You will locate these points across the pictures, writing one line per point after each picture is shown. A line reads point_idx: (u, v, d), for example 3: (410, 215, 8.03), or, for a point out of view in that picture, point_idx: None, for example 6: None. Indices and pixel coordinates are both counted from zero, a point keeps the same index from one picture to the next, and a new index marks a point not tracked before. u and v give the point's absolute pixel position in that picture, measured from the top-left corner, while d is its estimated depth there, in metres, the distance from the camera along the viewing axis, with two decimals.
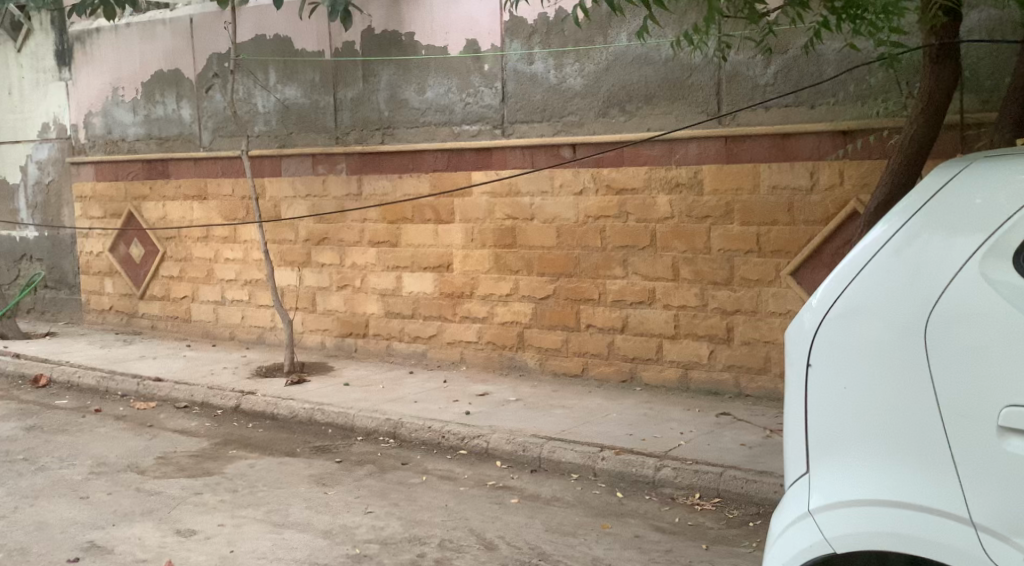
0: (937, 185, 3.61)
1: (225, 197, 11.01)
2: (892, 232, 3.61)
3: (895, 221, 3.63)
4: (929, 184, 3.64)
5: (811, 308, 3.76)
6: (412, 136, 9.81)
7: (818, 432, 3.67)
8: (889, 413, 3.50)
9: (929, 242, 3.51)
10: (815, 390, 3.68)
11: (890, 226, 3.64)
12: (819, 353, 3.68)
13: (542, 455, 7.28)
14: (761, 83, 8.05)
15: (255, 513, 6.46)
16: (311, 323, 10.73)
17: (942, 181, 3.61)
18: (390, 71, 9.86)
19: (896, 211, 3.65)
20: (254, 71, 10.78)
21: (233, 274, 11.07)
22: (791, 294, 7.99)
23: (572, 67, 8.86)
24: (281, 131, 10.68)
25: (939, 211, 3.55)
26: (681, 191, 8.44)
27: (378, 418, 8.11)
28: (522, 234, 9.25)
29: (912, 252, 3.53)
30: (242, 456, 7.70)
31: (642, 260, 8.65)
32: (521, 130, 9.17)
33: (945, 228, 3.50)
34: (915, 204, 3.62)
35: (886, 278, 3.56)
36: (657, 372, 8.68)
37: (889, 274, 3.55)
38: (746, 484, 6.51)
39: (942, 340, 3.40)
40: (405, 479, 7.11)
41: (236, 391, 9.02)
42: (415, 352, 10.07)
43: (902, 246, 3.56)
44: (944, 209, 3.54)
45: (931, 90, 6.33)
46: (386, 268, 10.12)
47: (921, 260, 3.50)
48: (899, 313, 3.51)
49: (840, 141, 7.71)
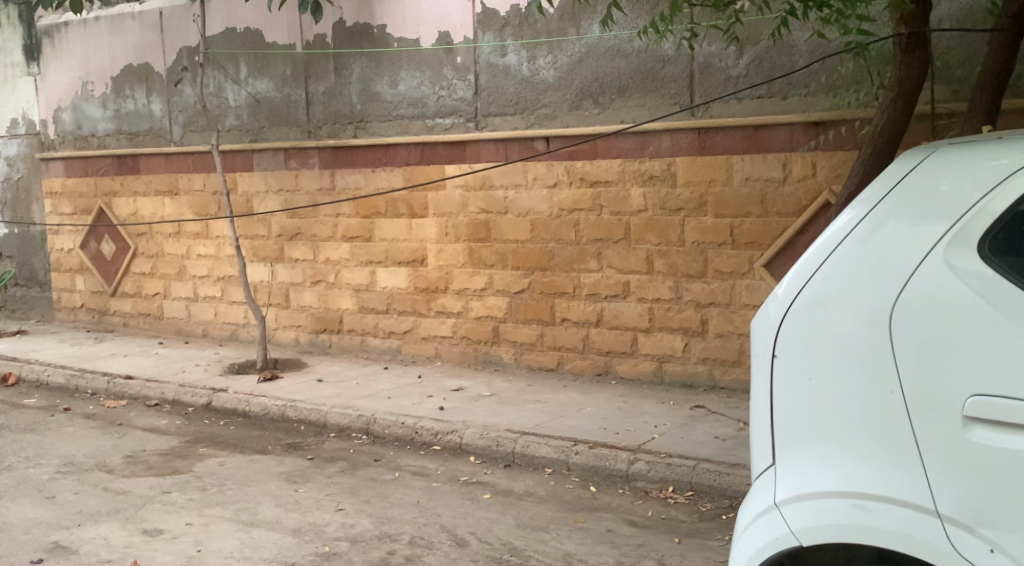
0: (902, 173, 3.57)
1: (196, 192, 10.90)
2: (857, 221, 3.57)
3: (859, 210, 3.59)
4: (894, 172, 3.60)
5: (777, 298, 3.71)
6: (385, 130, 9.72)
7: (783, 424, 3.62)
8: (854, 404, 3.45)
9: (894, 230, 3.47)
10: (780, 382, 3.64)
11: (854, 215, 3.59)
12: (785, 344, 3.63)
13: (515, 450, 7.22)
14: (733, 75, 8.00)
15: (224, 511, 6.37)
16: (285, 319, 10.64)
17: (907, 169, 3.57)
18: (362, 63, 9.77)
19: (861, 200, 3.60)
20: (225, 65, 10.67)
21: (206, 270, 10.96)
22: (764, 286, 7.96)
23: (545, 59, 8.79)
24: (253, 125, 10.58)
25: (904, 199, 3.50)
26: (655, 184, 8.39)
27: (350, 414, 8.03)
28: (496, 228, 9.18)
29: (877, 241, 3.49)
30: (212, 454, 7.60)
31: (616, 253, 8.60)
32: (494, 123, 9.10)
33: (910, 217, 3.46)
34: (879, 192, 3.58)
35: (850, 268, 3.51)
36: (632, 365, 8.63)
37: (854, 263, 3.51)
38: (719, 478, 6.48)
39: (907, 330, 3.36)
40: (377, 476, 7.03)
41: (208, 389, 8.92)
42: (389, 347, 10.00)
43: (867, 235, 3.52)
44: (908, 197, 3.49)
45: (902, 80, 6.29)
46: (359, 263, 10.03)
47: (885, 249, 3.46)
48: (864, 303, 3.46)
49: (813, 132, 7.68)
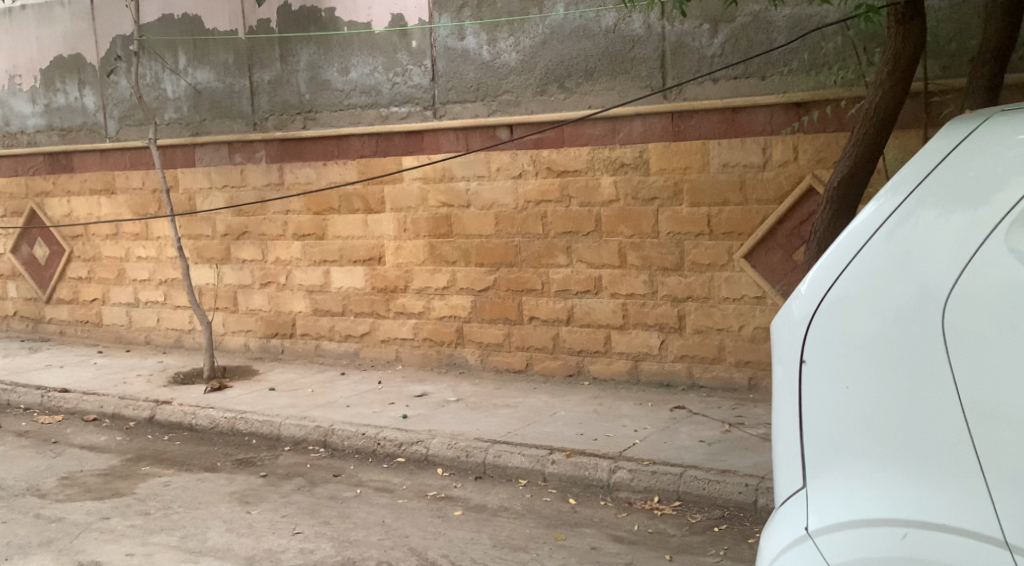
0: (945, 151, 3.07)
1: (134, 191, 10.23)
2: (893, 205, 3.07)
3: (896, 191, 3.09)
4: (934, 149, 3.10)
5: (800, 295, 3.22)
6: (335, 120, 9.13)
7: (813, 439, 3.12)
8: (896, 416, 2.95)
9: (938, 214, 2.98)
10: (808, 391, 3.14)
11: (888, 198, 3.10)
12: (815, 347, 3.14)
13: (487, 461, 6.70)
14: (708, 54, 7.54)
15: (168, 539, 5.78)
16: (233, 324, 10.02)
17: (949, 146, 3.08)
18: (309, 50, 9.17)
19: (897, 180, 3.11)
20: (162, 53, 10.01)
21: (147, 274, 10.30)
22: (744, 278, 7.52)
23: (506, 42, 8.27)
24: (193, 118, 9.94)
25: (950, 177, 3.01)
26: (626, 172, 7.90)
27: (306, 426, 7.45)
28: (457, 223, 8.65)
29: (920, 227, 2.99)
30: (156, 473, 6.99)
31: (586, 246, 8.10)
32: (453, 111, 8.57)
33: (957, 199, 2.97)
34: (919, 172, 3.08)
35: (888, 258, 3.02)
36: (606, 365, 8.16)
37: (892, 254, 3.02)
38: (708, 486, 5.98)
39: (960, 328, 2.86)
40: (337, 493, 6.47)
41: (151, 401, 8.28)
42: (346, 352, 9.42)
43: (905, 221, 3.02)
44: (954, 176, 3.00)
45: (897, 52, 5.78)
46: (312, 262, 9.44)
47: (929, 236, 2.97)
48: (907, 299, 2.96)
49: (794, 114, 7.22)
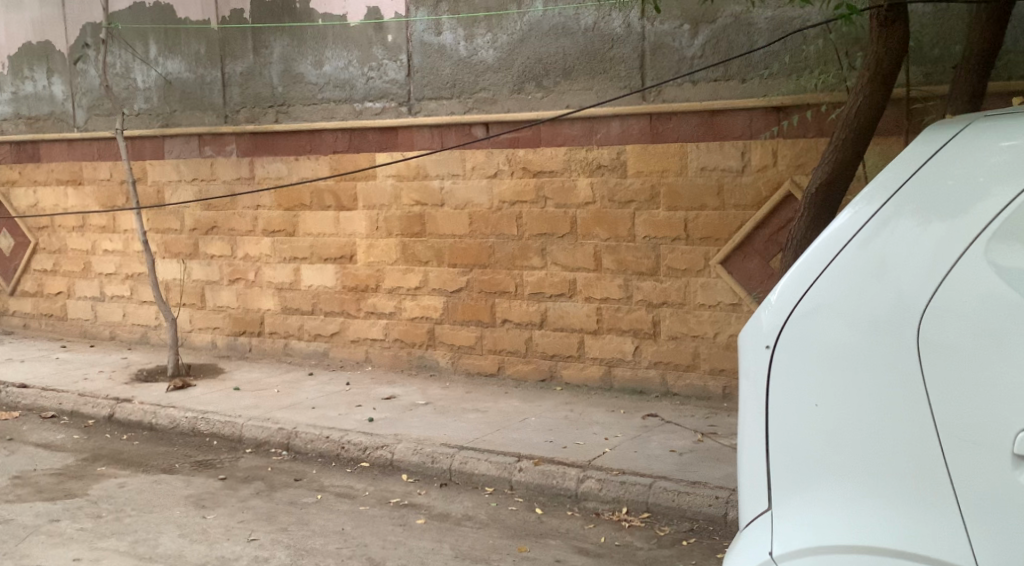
0: (925, 157, 2.91)
1: (102, 182, 10.01)
2: (869, 213, 2.91)
3: (873, 197, 2.93)
4: (913, 155, 2.94)
5: (770, 304, 3.05)
6: (308, 114, 8.93)
7: (780, 457, 2.94)
8: (867, 436, 2.78)
9: (917, 223, 2.82)
10: (775, 406, 2.97)
11: (864, 205, 2.93)
12: (784, 360, 2.96)
13: (452, 467, 6.52)
14: (688, 55, 7.38)
15: (118, 544, 5.57)
16: (200, 320, 9.82)
17: (930, 152, 2.92)
18: (283, 42, 8.97)
19: (875, 187, 2.94)
20: (133, 42, 9.79)
21: (113, 267, 10.08)
22: (721, 284, 7.36)
23: (483, 38, 8.10)
24: (163, 109, 9.72)
25: (930, 185, 2.85)
26: (602, 173, 7.73)
27: (268, 428, 7.25)
28: (431, 222, 8.47)
29: (898, 235, 2.83)
30: (112, 474, 6.78)
31: (561, 249, 7.93)
32: (429, 108, 8.39)
33: (937, 208, 2.80)
34: (898, 178, 2.92)
35: (862, 268, 2.86)
36: (578, 370, 7.99)
37: (867, 264, 2.85)
38: (678, 498, 5.82)
39: (938, 344, 2.69)
40: (297, 498, 6.28)
41: (111, 399, 8.07)
42: (315, 351, 9.23)
43: (883, 230, 2.86)
44: (935, 183, 2.84)
45: (878, 58, 5.61)
46: (282, 259, 9.24)
47: (906, 246, 2.81)
48: (883, 311, 2.80)
49: (774, 118, 7.07)
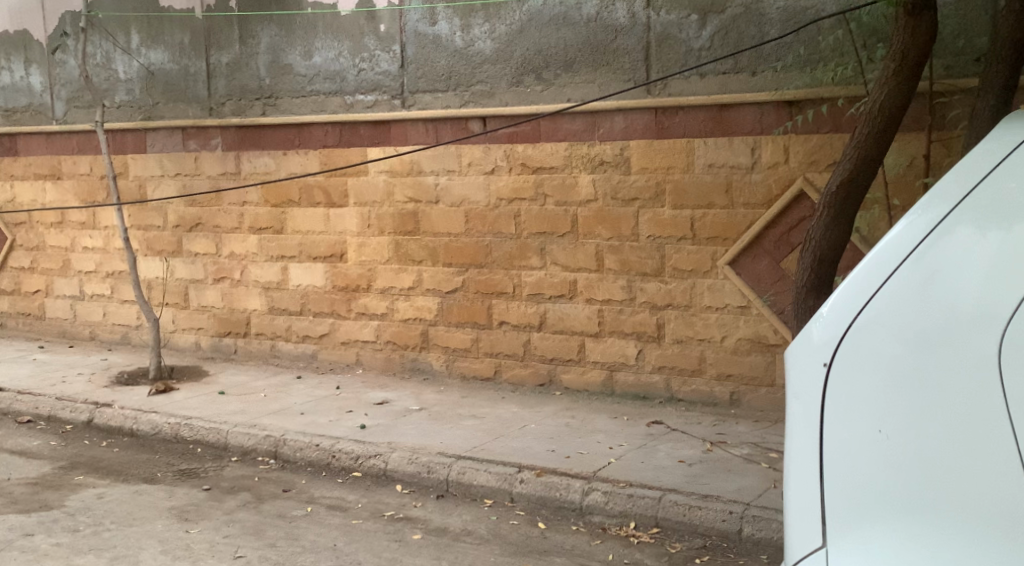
0: (990, 163, 2.71)
1: (82, 177, 9.64)
2: (931, 220, 2.73)
3: (934, 205, 2.75)
4: (976, 160, 2.74)
5: (822, 318, 2.89)
6: (297, 107, 8.59)
7: (841, 486, 2.76)
8: (934, 465, 2.61)
9: (985, 232, 2.64)
10: (830, 430, 2.81)
11: (925, 213, 2.76)
12: (842, 381, 2.80)
13: (450, 478, 6.20)
14: (695, 47, 7.07)
15: (96, 561, 5.23)
16: (184, 321, 9.47)
17: (996, 157, 2.72)
18: (271, 32, 8.63)
19: (935, 194, 2.76)
20: (113, 32, 9.41)
21: (93, 265, 9.71)
22: (728, 286, 7.07)
23: (480, 28, 7.76)
24: (146, 101, 9.36)
25: (998, 190, 2.66)
26: (605, 170, 7.41)
27: (255, 435, 6.91)
28: (425, 219, 8.14)
29: (962, 244, 2.66)
30: (90, 484, 6.43)
31: (562, 248, 7.62)
32: (423, 101, 8.06)
33: (1007, 218, 2.62)
34: (961, 185, 2.73)
35: (926, 284, 2.69)
36: (578, 375, 7.69)
37: (930, 278, 2.69)
38: (689, 512, 5.51)
39: (1015, 362, 2.54)
40: (286, 511, 5.94)
41: (90, 404, 7.71)
42: (304, 353, 8.89)
43: (949, 239, 2.69)
44: (1003, 187, 2.66)
45: (904, 48, 5.30)
46: (269, 258, 8.90)
47: (973, 259, 2.63)
48: (951, 327, 2.64)
49: (786, 113, 6.77)
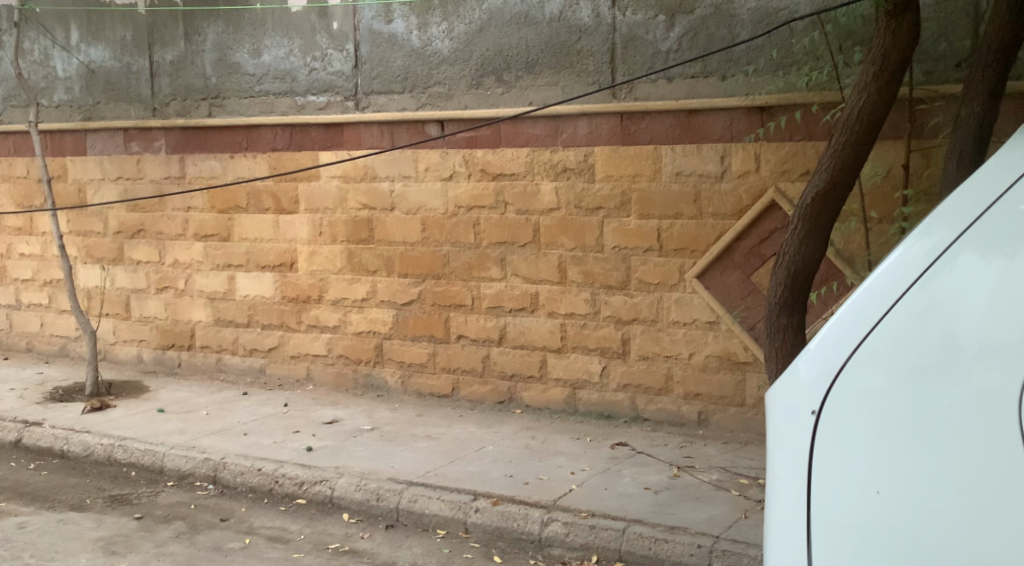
0: (1000, 186, 2.43)
1: (19, 179, 9.15)
2: (933, 247, 2.43)
3: (936, 232, 2.45)
4: (984, 183, 2.45)
5: (811, 354, 2.57)
6: (244, 108, 8.16)
7: (832, 548, 2.41)
8: (944, 528, 2.27)
9: (996, 260, 2.34)
10: (822, 493, 2.45)
11: (926, 240, 2.46)
12: (833, 428, 2.47)
13: (400, 506, 5.80)
14: (663, 49, 6.71)
15: None
16: (126, 332, 9.01)
17: (1005, 178, 2.43)
18: (218, 28, 8.20)
19: (938, 220, 2.46)
20: (52, 27, 8.94)
21: (30, 273, 9.22)
22: (697, 300, 6.71)
23: (438, 27, 7.38)
24: (86, 101, 8.89)
25: (1011, 217, 2.37)
26: (568, 178, 7.04)
27: (193, 458, 6.48)
28: (379, 227, 7.74)
29: (968, 272, 2.36)
30: (12, 512, 5.96)
31: (522, 259, 7.24)
32: (377, 103, 7.65)
33: (1019, 243, 2.33)
34: (967, 209, 2.43)
35: (930, 316, 2.38)
36: (540, 392, 7.31)
37: (935, 309, 2.38)
38: (655, 546, 5.14)
39: None
40: (222, 543, 5.52)
41: (19, 422, 7.24)
42: (251, 367, 8.46)
43: (955, 267, 2.38)
44: (1014, 212, 2.37)
45: (885, 51, 4.93)
46: (215, 267, 8.46)
47: (982, 287, 2.33)
48: (957, 363, 2.32)
49: (757, 119, 6.43)
